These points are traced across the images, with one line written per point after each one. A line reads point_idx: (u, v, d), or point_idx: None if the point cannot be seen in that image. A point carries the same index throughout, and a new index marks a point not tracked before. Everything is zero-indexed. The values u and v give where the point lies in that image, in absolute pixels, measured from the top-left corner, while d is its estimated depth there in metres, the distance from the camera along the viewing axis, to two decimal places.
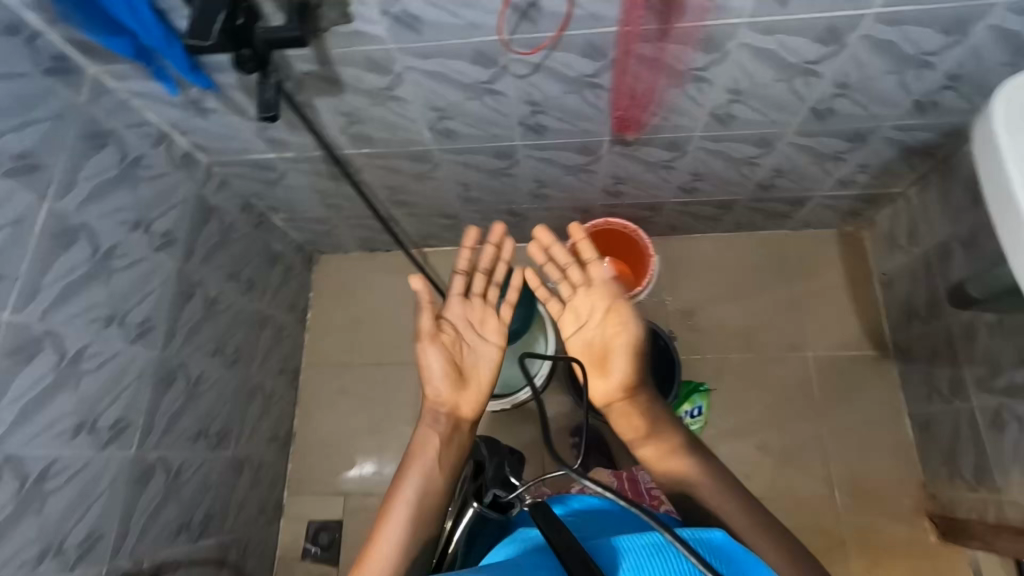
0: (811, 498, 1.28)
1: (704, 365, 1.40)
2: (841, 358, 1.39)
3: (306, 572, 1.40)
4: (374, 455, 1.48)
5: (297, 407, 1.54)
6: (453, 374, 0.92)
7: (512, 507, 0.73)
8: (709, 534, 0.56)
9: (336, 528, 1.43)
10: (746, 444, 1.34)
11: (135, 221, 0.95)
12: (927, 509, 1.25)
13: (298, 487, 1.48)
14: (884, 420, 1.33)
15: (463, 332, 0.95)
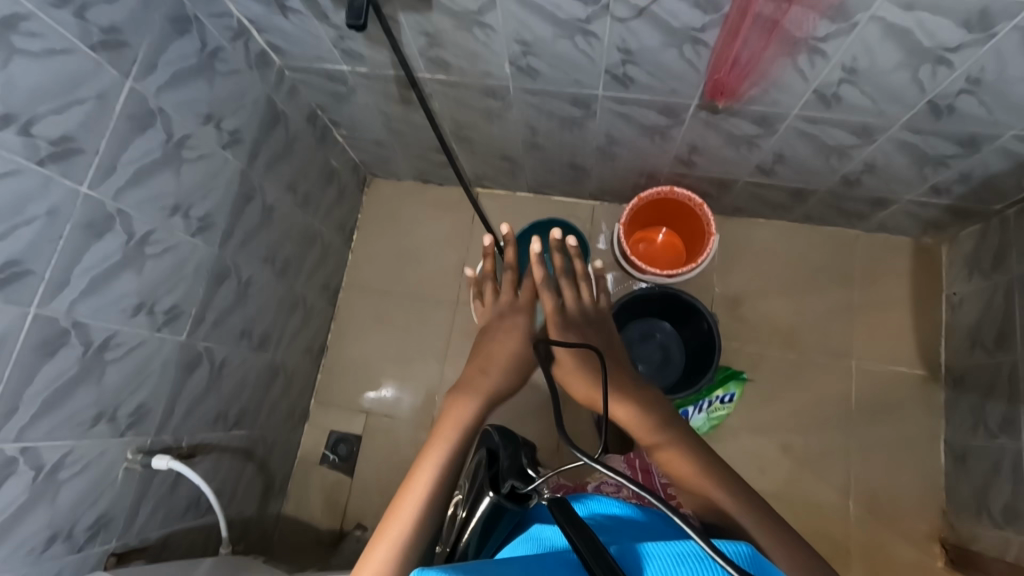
0: (823, 503, 1.28)
1: (742, 354, 1.37)
2: (888, 373, 1.33)
3: (322, 477, 1.48)
4: (399, 381, 1.53)
5: (333, 323, 1.59)
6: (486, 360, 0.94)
7: (529, 498, 0.65)
8: (734, 548, 0.55)
9: (355, 443, 1.49)
10: (769, 439, 1.32)
11: (208, 115, 0.95)
12: (941, 535, 1.24)
13: (325, 399, 1.54)
14: (918, 442, 1.29)
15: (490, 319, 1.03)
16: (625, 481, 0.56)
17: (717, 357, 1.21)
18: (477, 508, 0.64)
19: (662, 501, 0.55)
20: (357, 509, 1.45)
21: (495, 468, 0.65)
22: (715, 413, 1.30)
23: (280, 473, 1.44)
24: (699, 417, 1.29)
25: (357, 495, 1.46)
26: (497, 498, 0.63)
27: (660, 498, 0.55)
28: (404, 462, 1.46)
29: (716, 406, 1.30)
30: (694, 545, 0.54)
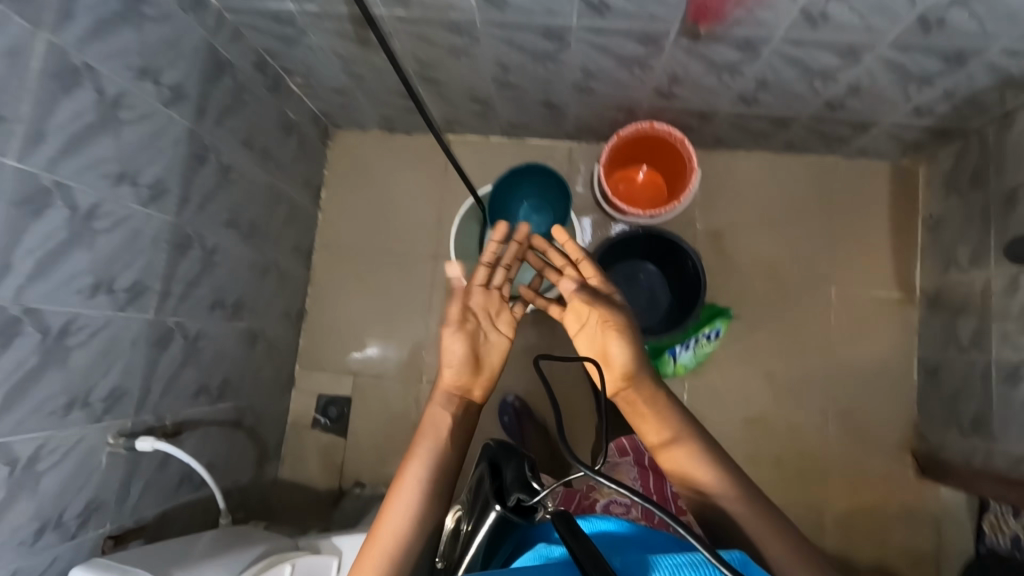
0: (803, 426, 1.34)
1: (725, 290, 1.38)
2: (865, 299, 1.36)
3: (315, 440, 1.48)
4: (384, 339, 1.50)
5: (309, 286, 1.54)
6: (470, 364, 0.81)
7: (536, 511, 0.62)
8: (728, 554, 0.56)
9: (345, 403, 1.49)
10: (752, 370, 1.36)
11: (142, 69, 0.85)
12: (912, 447, 1.31)
13: (309, 363, 1.51)
14: (893, 362, 1.34)
15: (479, 319, 0.83)
16: (632, 495, 0.54)
17: (703, 296, 1.22)
18: (481, 525, 0.61)
19: (672, 518, 0.53)
20: (354, 467, 1.46)
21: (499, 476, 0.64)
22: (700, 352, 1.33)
23: (271, 440, 1.43)
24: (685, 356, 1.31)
25: (352, 454, 1.46)
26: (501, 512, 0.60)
27: (670, 513, 0.53)
28: (396, 418, 1.47)
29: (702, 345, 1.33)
30: (694, 554, 0.54)
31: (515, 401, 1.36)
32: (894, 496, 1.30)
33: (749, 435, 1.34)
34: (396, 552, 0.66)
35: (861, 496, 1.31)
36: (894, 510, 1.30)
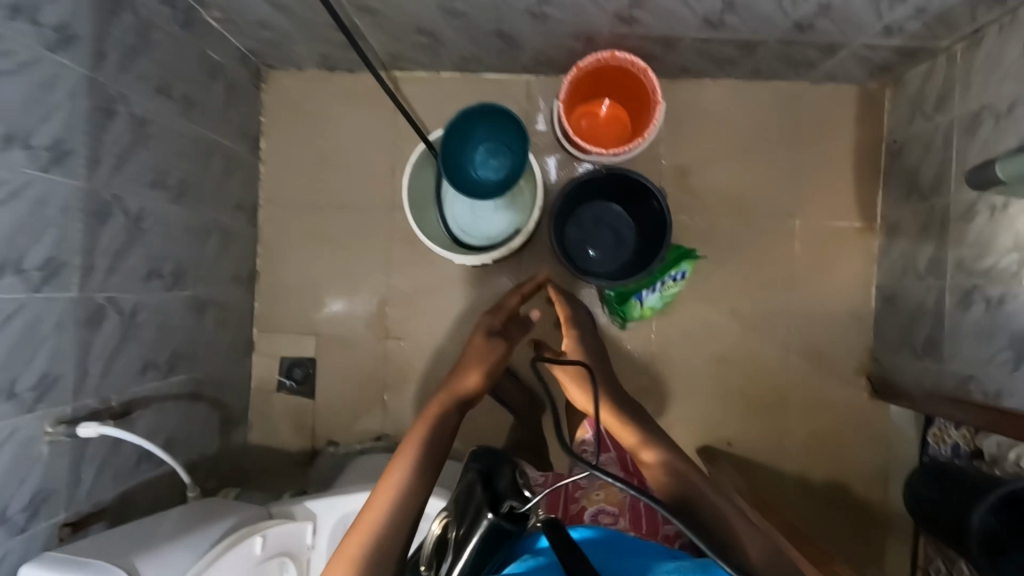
0: (767, 357, 1.37)
1: (691, 228, 1.36)
2: (828, 230, 1.36)
3: (283, 403, 1.45)
4: (345, 297, 1.44)
5: (259, 245, 1.44)
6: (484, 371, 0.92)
7: (528, 519, 0.65)
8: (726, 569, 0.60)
9: (310, 364, 1.45)
10: (719, 307, 1.37)
11: (12, 7, 0.72)
12: (867, 371, 1.36)
13: (268, 326, 1.45)
14: (853, 291, 1.36)
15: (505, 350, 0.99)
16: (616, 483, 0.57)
17: (666, 236, 1.19)
18: (476, 531, 0.62)
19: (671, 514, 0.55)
20: (325, 427, 1.44)
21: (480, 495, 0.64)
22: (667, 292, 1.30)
23: (236, 406, 1.39)
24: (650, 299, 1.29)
25: (323, 414, 1.44)
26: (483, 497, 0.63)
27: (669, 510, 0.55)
28: (365, 376, 1.44)
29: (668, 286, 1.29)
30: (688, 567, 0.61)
31: None
32: (849, 418, 1.37)
33: (714, 369, 1.38)
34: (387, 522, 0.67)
35: (820, 420, 1.38)
36: (849, 431, 1.38)
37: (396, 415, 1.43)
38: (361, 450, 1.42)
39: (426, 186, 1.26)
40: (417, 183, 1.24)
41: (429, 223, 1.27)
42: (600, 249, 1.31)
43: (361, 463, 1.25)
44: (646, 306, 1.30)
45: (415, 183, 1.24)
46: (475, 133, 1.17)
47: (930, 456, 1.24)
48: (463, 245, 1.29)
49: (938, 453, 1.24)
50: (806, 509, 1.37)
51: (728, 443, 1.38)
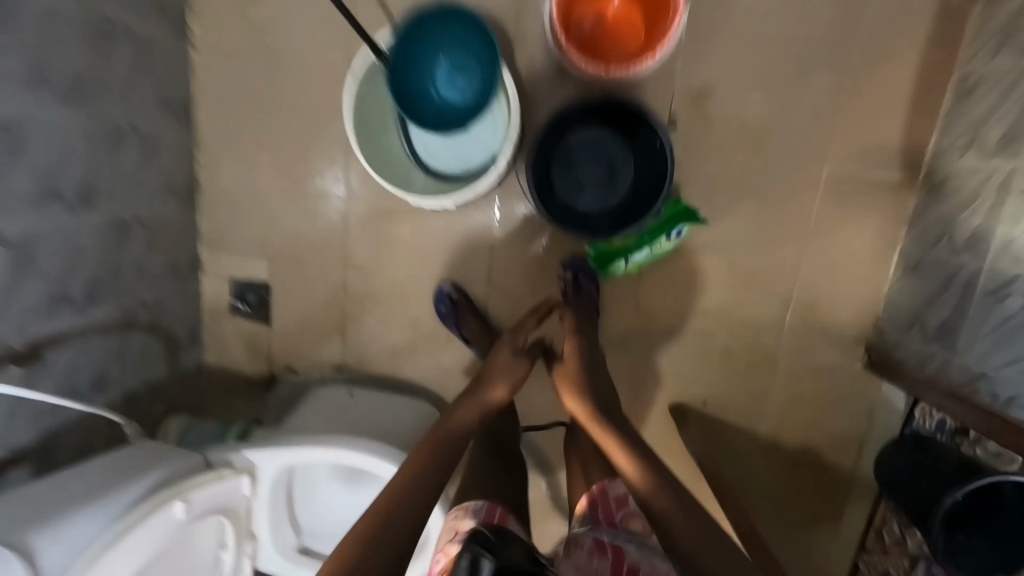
0: (760, 319, 1.24)
1: (699, 166, 1.17)
2: (859, 180, 1.16)
3: (236, 327, 1.35)
4: (298, 217, 1.28)
5: (197, 151, 1.25)
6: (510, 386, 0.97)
7: None
8: None
9: (264, 288, 1.32)
10: (716, 260, 1.22)
11: None
12: (867, 339, 1.23)
13: (214, 244, 1.30)
14: (874, 254, 1.19)
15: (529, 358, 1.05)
16: None
17: (671, 171, 1.02)
18: None
19: None
20: (282, 353, 1.36)
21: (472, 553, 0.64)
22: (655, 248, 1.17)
23: (184, 330, 1.29)
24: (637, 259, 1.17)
25: (279, 341, 1.35)
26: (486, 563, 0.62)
27: None
28: (322, 305, 1.32)
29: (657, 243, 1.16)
30: None
31: (452, 290, 1.27)
32: (835, 386, 1.27)
33: (700, 327, 1.26)
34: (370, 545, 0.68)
35: (806, 386, 1.28)
36: (834, 398, 1.28)
37: (357, 348, 1.34)
38: (321, 379, 1.35)
39: (381, 128, 1.10)
40: (367, 127, 1.08)
41: (401, 173, 1.11)
42: (597, 192, 1.12)
43: (317, 397, 1.26)
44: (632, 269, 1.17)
45: (363, 125, 1.07)
46: (416, 50, 1.01)
47: (912, 429, 1.20)
48: (452, 182, 1.11)
49: (922, 426, 1.19)
50: (775, 470, 1.33)
51: (704, 403, 1.30)
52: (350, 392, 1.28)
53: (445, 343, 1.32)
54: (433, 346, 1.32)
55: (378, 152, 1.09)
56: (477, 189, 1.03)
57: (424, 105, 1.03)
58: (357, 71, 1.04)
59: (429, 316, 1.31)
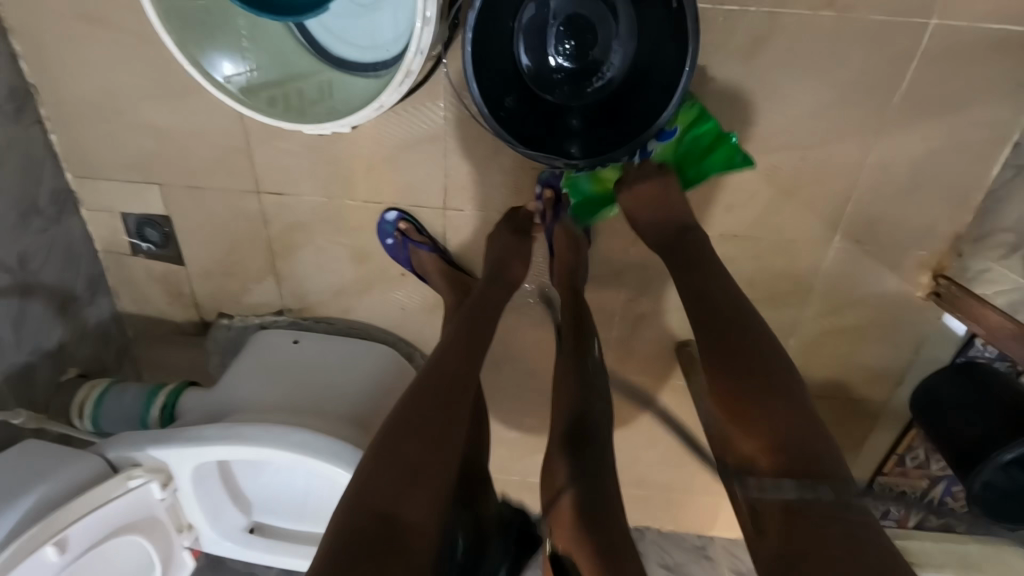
0: (800, 241, 0.95)
1: (737, 27, 0.79)
2: (976, 40, 0.78)
3: (146, 269, 1.10)
4: (180, 129, 0.94)
5: (15, 39, 0.89)
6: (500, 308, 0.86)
7: None
8: None
9: (165, 223, 1.05)
10: (748, 165, 0.89)
11: None
12: (938, 264, 0.95)
13: (85, 169, 1.00)
14: (974, 151, 0.85)
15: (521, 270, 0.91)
16: None
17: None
18: None
19: None
20: (209, 297, 1.13)
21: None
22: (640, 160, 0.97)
23: (77, 279, 1.05)
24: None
25: (201, 284, 1.11)
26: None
27: None
28: (242, 241, 1.05)
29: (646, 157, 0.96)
30: None
31: (400, 219, 0.99)
32: (886, 321, 1.01)
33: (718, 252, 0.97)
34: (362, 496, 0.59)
35: (843, 317, 1.02)
36: (876, 329, 1.02)
37: (296, 290, 1.10)
38: (261, 325, 1.14)
39: (277, 48, 0.78)
40: (259, 59, 0.78)
41: (338, 98, 0.79)
42: (601, 78, 0.77)
43: (253, 344, 1.05)
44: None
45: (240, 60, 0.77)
46: None
47: (965, 358, 0.99)
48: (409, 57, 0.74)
49: (978, 355, 0.99)
50: None
51: None
52: (295, 337, 1.06)
53: (397, 281, 1.06)
54: (386, 285, 1.07)
55: (296, 86, 0.80)
56: (407, 67, 0.67)
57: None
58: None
59: (374, 250, 1.03)
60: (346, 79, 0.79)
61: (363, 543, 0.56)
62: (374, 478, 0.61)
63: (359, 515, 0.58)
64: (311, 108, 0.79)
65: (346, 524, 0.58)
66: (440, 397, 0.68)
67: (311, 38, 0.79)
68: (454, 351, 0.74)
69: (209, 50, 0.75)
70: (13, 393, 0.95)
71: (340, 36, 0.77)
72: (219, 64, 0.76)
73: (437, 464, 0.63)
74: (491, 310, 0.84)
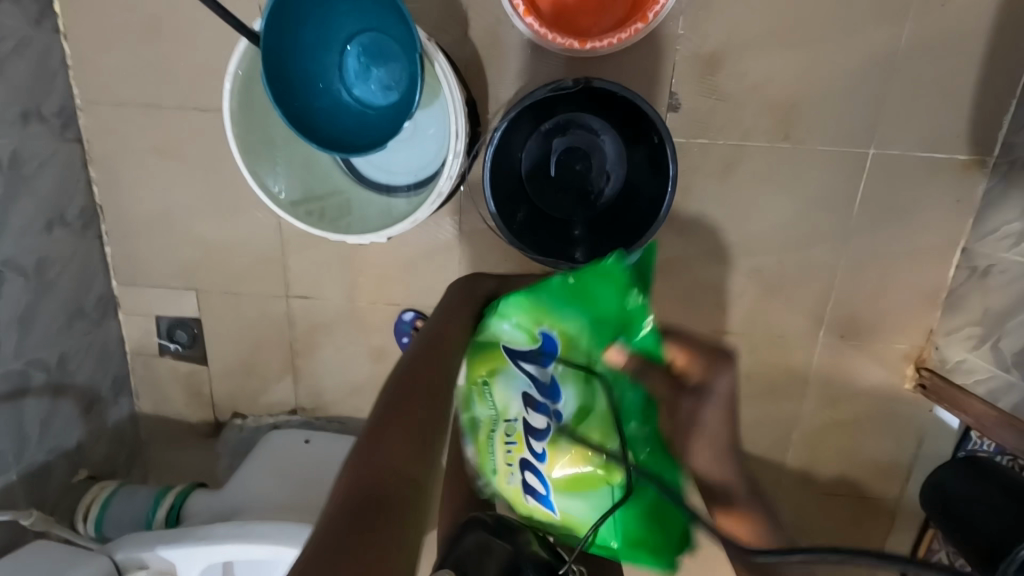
0: (789, 337, 1.03)
1: (709, 155, 0.94)
2: (912, 164, 0.92)
3: (170, 370, 1.15)
4: (223, 242, 1.06)
5: (94, 168, 1.03)
6: None
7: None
8: None
9: (197, 324, 1.12)
10: (733, 268, 1.00)
11: None
12: (920, 356, 1.02)
13: (131, 278, 1.10)
14: (930, 253, 0.96)
15: None
16: None
17: (666, 131, 0.79)
18: None
19: None
20: (228, 396, 1.17)
21: (519, 556, 0.56)
22: (485, 456, 0.64)
23: (104, 380, 1.10)
24: (466, 421, 0.65)
25: (222, 383, 1.16)
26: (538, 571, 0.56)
27: None
28: (266, 341, 1.12)
29: (517, 464, 0.62)
30: None
31: (416, 319, 1.06)
32: (882, 412, 1.05)
33: None
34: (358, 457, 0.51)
35: (839, 409, 1.06)
36: (873, 421, 1.06)
37: (313, 389, 1.15)
38: (273, 425, 1.16)
39: (319, 171, 0.91)
40: (302, 176, 0.90)
41: (362, 211, 0.91)
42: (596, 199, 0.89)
43: (268, 443, 1.06)
44: (479, 390, 0.64)
45: (282, 174, 0.88)
46: (306, 67, 0.81)
47: (966, 452, 0.99)
48: (432, 183, 0.88)
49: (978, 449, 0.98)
50: (807, 506, 1.13)
51: None
52: (307, 437, 1.07)
53: None
54: None
55: (326, 199, 0.91)
56: (439, 189, 0.79)
57: (335, 125, 0.83)
58: (240, 122, 0.83)
59: (390, 349, 1.10)
60: (374, 198, 0.91)
61: (359, 504, 0.46)
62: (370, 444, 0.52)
63: (361, 474, 0.49)
64: (343, 221, 0.90)
65: (350, 478, 0.49)
66: (442, 370, 0.61)
67: (350, 166, 0.92)
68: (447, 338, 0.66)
69: (263, 167, 0.86)
70: (24, 494, 0.95)
71: (374, 163, 0.92)
72: (269, 179, 0.87)
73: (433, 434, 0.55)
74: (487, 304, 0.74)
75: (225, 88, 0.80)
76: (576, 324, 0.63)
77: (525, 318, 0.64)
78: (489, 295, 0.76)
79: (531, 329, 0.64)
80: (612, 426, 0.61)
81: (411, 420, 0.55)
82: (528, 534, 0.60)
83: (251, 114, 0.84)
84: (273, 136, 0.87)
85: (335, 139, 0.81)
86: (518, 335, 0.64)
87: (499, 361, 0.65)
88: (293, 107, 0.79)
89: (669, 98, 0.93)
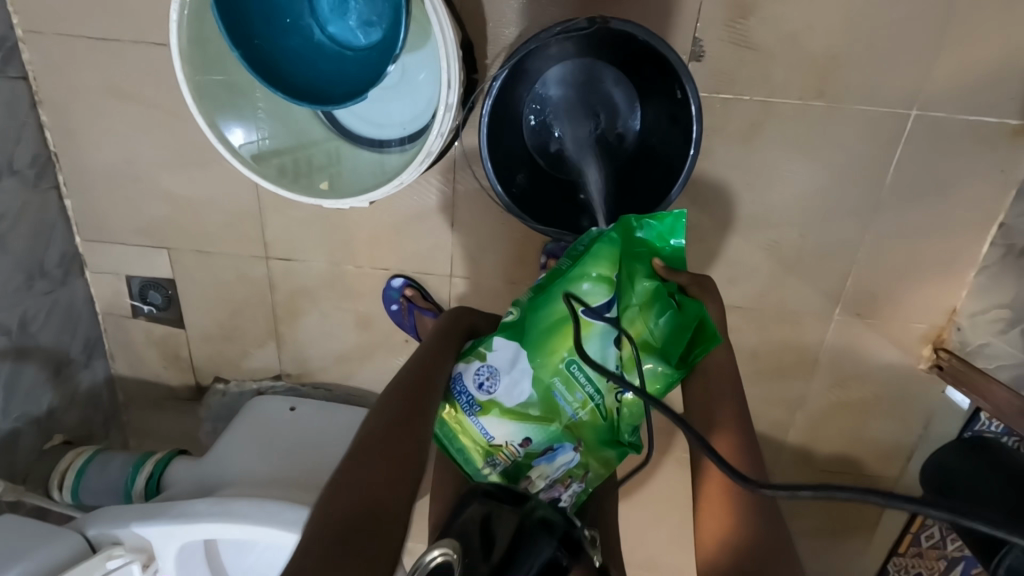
0: (802, 315, 0.96)
1: (733, 113, 0.84)
2: (956, 129, 0.83)
3: (144, 332, 1.09)
4: (192, 195, 0.97)
5: (44, 110, 0.92)
6: None
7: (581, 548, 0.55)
8: None
9: (170, 285, 1.04)
10: (749, 239, 0.92)
11: None
12: (939, 337, 0.96)
13: (97, 233, 1.01)
14: (963, 229, 0.89)
15: None
16: None
17: (691, 85, 0.70)
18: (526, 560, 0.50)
19: None
20: (207, 361, 1.11)
21: (526, 521, 0.53)
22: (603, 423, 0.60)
23: (73, 342, 1.04)
24: (554, 426, 0.60)
25: (201, 347, 1.09)
26: (546, 543, 0.52)
27: None
28: (246, 304, 1.05)
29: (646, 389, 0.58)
30: None
31: (406, 286, 0.99)
32: (890, 393, 1.01)
33: None
34: (335, 491, 0.53)
35: (848, 388, 1.01)
36: (883, 403, 1.02)
37: (296, 354, 1.09)
38: (258, 391, 1.11)
39: (295, 121, 0.81)
40: (275, 126, 0.80)
41: (343, 167, 0.82)
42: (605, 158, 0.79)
43: (250, 411, 1.01)
44: (567, 376, 0.58)
45: (250, 123, 0.78)
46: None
47: (973, 432, 0.96)
48: (421, 137, 0.78)
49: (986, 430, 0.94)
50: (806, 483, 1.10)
51: None
52: (292, 405, 1.02)
53: (401, 347, 1.05)
54: (387, 351, 1.06)
55: (304, 153, 0.82)
56: (428, 148, 0.70)
57: (307, 68, 0.73)
58: (193, 61, 0.72)
59: (377, 317, 1.03)
60: (357, 153, 0.82)
61: (333, 535, 0.49)
62: (350, 476, 0.54)
63: (337, 506, 0.51)
64: (318, 182, 0.81)
65: (324, 517, 0.51)
66: (421, 393, 0.60)
67: (329, 115, 0.82)
68: (426, 362, 0.64)
69: (227, 115, 0.77)
70: None
71: (355, 113, 0.81)
72: (235, 128, 0.77)
73: (408, 468, 0.55)
74: (470, 337, 0.71)
75: (172, 20, 0.68)
76: (605, 255, 0.58)
77: (597, 268, 0.58)
78: (474, 324, 0.73)
79: (610, 276, 0.58)
80: (658, 302, 0.58)
81: (389, 449, 0.56)
82: (535, 500, 0.56)
83: (208, 55, 0.73)
84: (241, 84, 0.77)
85: (307, 89, 0.72)
86: (600, 288, 0.58)
87: (585, 328, 0.57)
88: (254, 47, 0.68)
89: (690, 46, 0.82)
